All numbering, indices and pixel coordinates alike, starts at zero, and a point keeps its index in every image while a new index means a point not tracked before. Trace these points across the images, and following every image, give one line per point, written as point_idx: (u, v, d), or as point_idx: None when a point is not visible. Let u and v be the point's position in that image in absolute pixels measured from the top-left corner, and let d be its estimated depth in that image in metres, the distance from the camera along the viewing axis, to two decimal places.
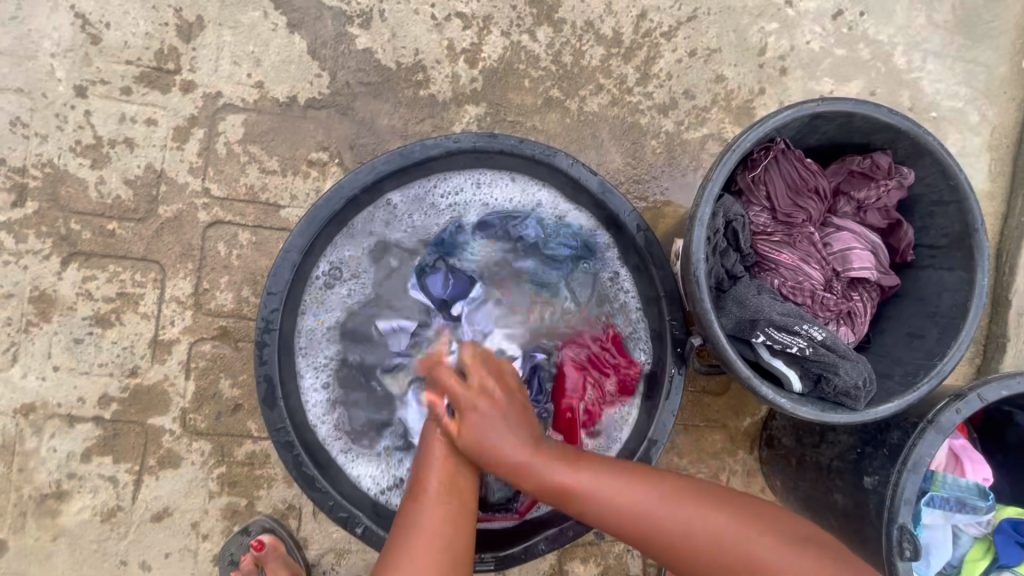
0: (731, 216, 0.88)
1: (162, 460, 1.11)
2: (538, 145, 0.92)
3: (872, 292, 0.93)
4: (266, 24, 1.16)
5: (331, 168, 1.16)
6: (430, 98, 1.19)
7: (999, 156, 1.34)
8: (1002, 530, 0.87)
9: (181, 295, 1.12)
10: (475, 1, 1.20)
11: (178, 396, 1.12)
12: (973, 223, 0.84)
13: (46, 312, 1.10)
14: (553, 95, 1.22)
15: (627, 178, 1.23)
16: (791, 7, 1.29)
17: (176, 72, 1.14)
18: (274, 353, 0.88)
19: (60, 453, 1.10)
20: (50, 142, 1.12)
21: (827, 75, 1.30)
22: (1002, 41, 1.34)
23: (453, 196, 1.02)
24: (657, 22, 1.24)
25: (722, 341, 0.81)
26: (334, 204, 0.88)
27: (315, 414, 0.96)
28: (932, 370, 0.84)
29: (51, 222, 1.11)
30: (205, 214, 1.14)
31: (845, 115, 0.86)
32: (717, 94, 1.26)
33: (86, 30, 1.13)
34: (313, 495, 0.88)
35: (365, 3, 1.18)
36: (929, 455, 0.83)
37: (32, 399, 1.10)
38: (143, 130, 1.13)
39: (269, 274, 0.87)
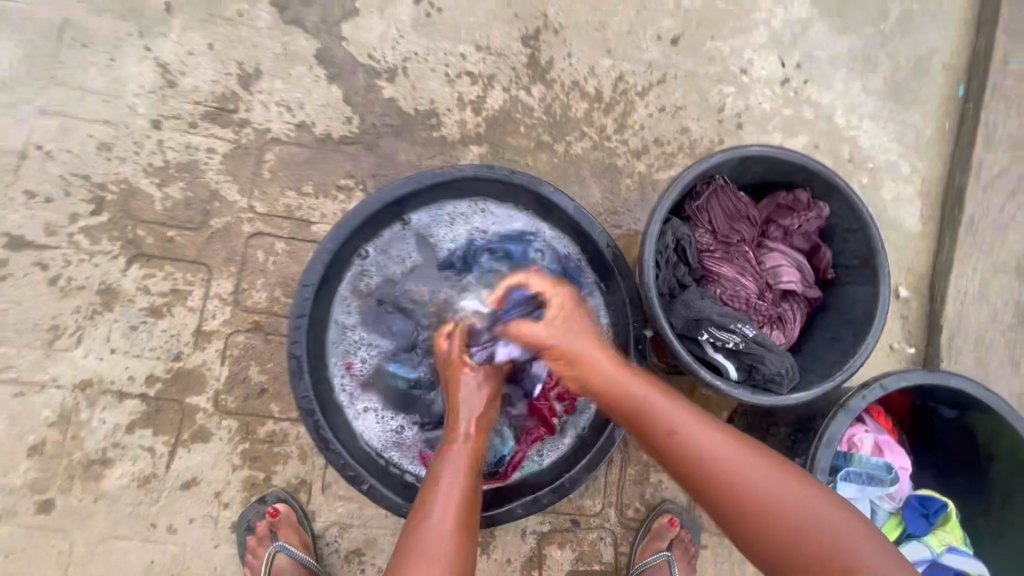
0: (679, 235, 1.08)
1: (195, 435, 1.28)
2: (527, 176, 1.13)
3: (800, 303, 1.13)
4: (310, 76, 1.42)
5: (356, 192, 1.39)
6: (441, 138, 1.43)
7: (928, 203, 1.57)
8: (910, 505, 1.03)
9: (223, 293, 1.33)
10: (482, 63, 1.47)
11: (214, 379, 1.30)
12: (874, 246, 1.04)
13: (110, 303, 1.30)
14: (544, 139, 1.46)
15: (606, 210, 1.45)
16: (745, 74, 1.55)
17: (235, 112, 1.39)
18: (303, 335, 1.06)
19: (108, 424, 1.27)
20: (128, 164, 1.35)
21: (776, 130, 1.54)
22: (927, 107, 1.60)
23: (456, 217, 1.23)
24: (633, 84, 1.50)
25: (668, 334, 1.00)
26: (362, 216, 1.10)
27: (339, 385, 1.16)
28: (845, 366, 1.01)
29: (121, 228, 1.33)
30: (249, 226, 1.36)
31: (768, 159, 1.07)
32: (683, 143, 1.50)
33: (165, 76, 1.39)
34: (329, 454, 1.05)
35: (392, 61, 1.44)
36: (840, 434, 0.99)
37: (89, 376, 1.28)
38: (204, 156, 1.37)
39: (305, 269, 1.07)
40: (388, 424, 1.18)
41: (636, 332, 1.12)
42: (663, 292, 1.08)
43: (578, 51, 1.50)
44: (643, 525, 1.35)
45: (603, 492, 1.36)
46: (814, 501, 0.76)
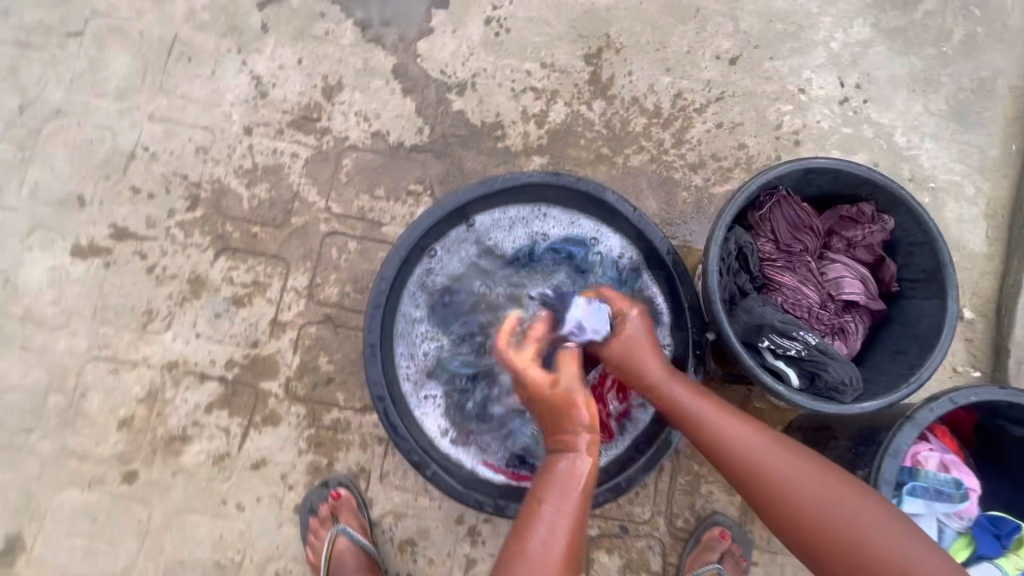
0: (741, 242, 1.11)
1: (266, 418, 1.36)
2: (591, 184, 1.20)
3: (862, 315, 1.13)
4: (387, 89, 1.53)
5: (424, 197, 1.48)
6: (505, 149, 1.51)
7: (995, 225, 1.54)
8: (980, 525, 1.00)
9: (298, 286, 1.42)
10: (547, 79, 1.55)
11: (286, 367, 1.38)
12: (943, 259, 1.04)
13: (198, 291, 1.42)
14: (603, 152, 1.52)
15: (661, 221, 1.49)
16: (803, 93, 1.58)
17: (317, 120, 1.51)
18: (378, 325, 1.14)
19: (190, 403, 1.37)
20: (221, 165, 1.48)
21: (835, 147, 1.56)
22: (993, 128, 1.58)
23: (519, 221, 1.29)
24: (691, 100, 1.55)
25: (731, 338, 1.02)
26: (436, 217, 1.19)
27: (404, 374, 1.22)
28: (913, 378, 1.01)
29: (212, 223, 1.45)
30: (325, 225, 1.46)
31: (833, 171, 1.09)
32: (740, 158, 1.53)
33: (258, 87, 1.53)
34: (396, 440, 1.12)
35: (462, 76, 1.54)
36: (907, 445, 0.99)
37: (175, 357, 1.39)
38: (288, 160, 1.49)
39: (382, 264, 1.16)
40: (447, 415, 1.22)
41: (695, 339, 1.16)
42: (724, 298, 1.10)
43: (638, 69, 1.56)
44: (693, 536, 1.34)
45: (652, 500, 1.37)
46: (843, 512, 0.85)
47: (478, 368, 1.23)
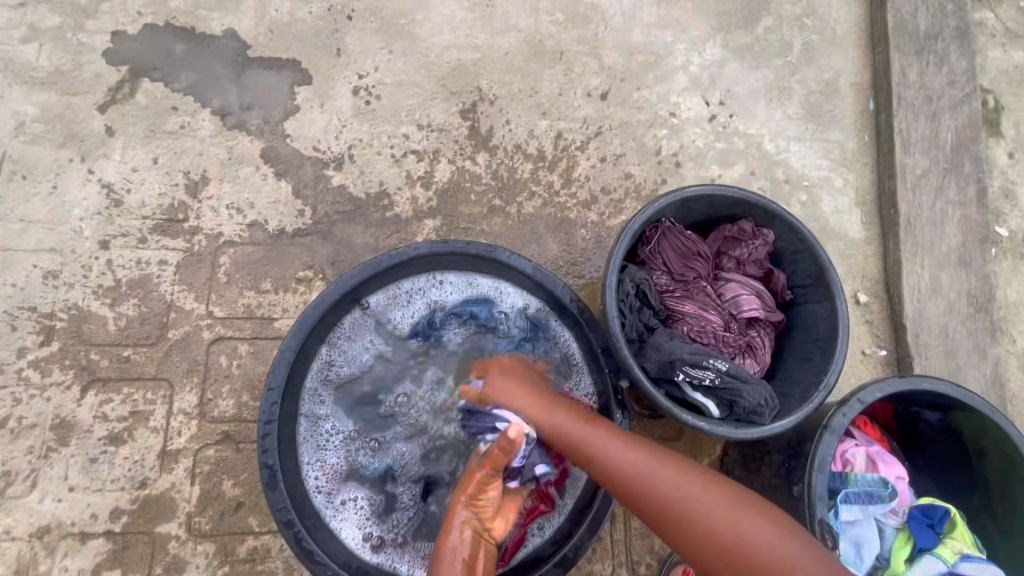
0: (637, 280, 1.10)
1: (168, 567, 1.19)
2: (481, 245, 1.15)
3: (766, 328, 1.15)
4: (257, 175, 1.44)
5: (316, 282, 1.39)
6: (395, 217, 1.46)
7: (866, 211, 1.65)
8: (913, 517, 1.02)
9: (187, 407, 1.27)
10: (426, 140, 1.52)
11: (184, 502, 1.22)
12: (824, 264, 1.08)
13: (65, 437, 1.23)
14: (496, 204, 1.50)
15: (565, 263, 1.48)
16: (675, 117, 1.64)
17: (184, 221, 1.39)
18: (274, 442, 1.03)
19: (72, 571, 1.17)
20: (76, 288, 1.32)
21: (714, 163, 1.62)
22: (845, 124, 1.71)
23: (415, 292, 1.21)
24: (572, 139, 1.57)
25: (644, 382, 1.00)
26: (321, 309, 1.09)
27: (314, 485, 1.09)
28: (821, 385, 1.03)
29: (74, 355, 1.28)
30: (208, 332, 1.32)
31: (708, 196, 1.11)
32: (629, 188, 1.56)
33: (110, 195, 1.39)
34: (314, 568, 1.01)
35: (338, 150, 1.48)
36: (829, 455, 0.99)
37: (47, 521, 1.19)
38: (156, 269, 1.35)
39: (268, 372, 1.05)
40: (369, 521, 1.10)
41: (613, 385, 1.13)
42: (632, 338, 1.08)
43: (516, 117, 1.57)
44: None
45: (611, 553, 1.31)
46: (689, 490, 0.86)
47: (398, 459, 1.14)
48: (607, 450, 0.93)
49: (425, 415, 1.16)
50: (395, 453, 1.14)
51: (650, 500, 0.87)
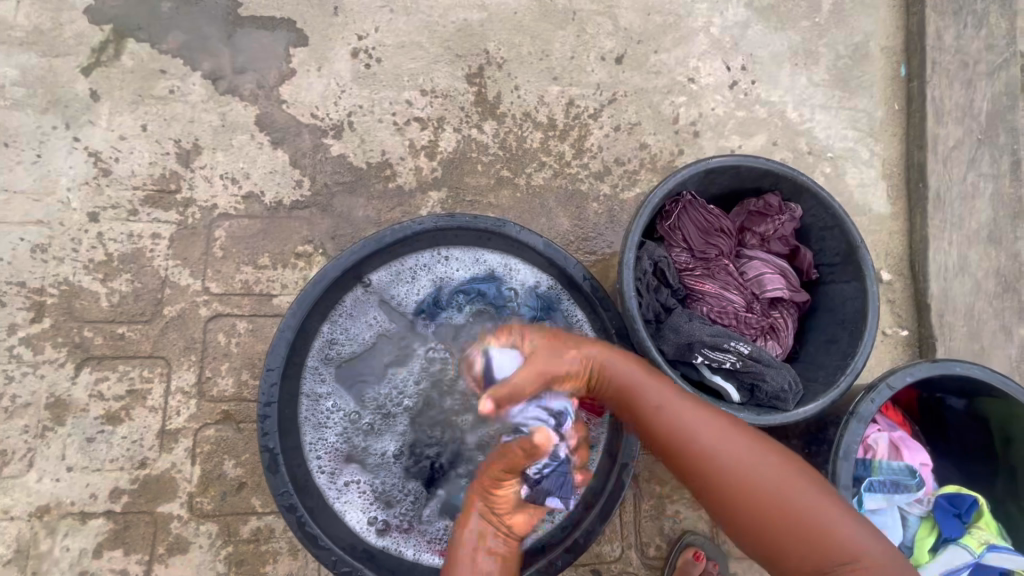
0: (655, 258, 1.04)
1: (171, 547, 1.17)
2: (490, 219, 1.08)
3: (789, 309, 1.09)
4: (253, 143, 1.36)
5: (317, 257, 1.33)
6: (397, 188, 1.38)
7: (893, 184, 1.57)
8: (940, 506, 0.98)
9: (185, 386, 1.23)
10: (430, 107, 1.43)
11: (185, 482, 1.19)
12: (855, 242, 1.01)
13: (61, 416, 1.20)
14: (503, 175, 1.42)
15: (576, 238, 1.42)
16: (694, 83, 1.54)
17: (177, 192, 1.32)
18: (275, 424, 0.99)
19: (73, 551, 1.16)
20: (66, 263, 1.27)
21: (733, 133, 1.54)
22: (875, 91, 1.61)
23: (420, 269, 1.15)
24: (584, 107, 1.48)
25: (663, 366, 0.95)
26: (321, 286, 1.03)
27: (316, 466, 1.06)
28: (847, 369, 0.97)
29: (66, 332, 1.23)
30: (205, 309, 1.27)
31: (733, 168, 1.03)
32: (644, 159, 1.48)
33: (98, 165, 1.32)
34: (319, 553, 0.96)
35: (337, 117, 1.40)
36: (856, 443, 0.94)
37: (46, 500, 1.17)
38: (149, 243, 1.29)
39: (267, 353, 0.99)
40: (374, 504, 1.07)
41: None
42: (650, 319, 1.03)
43: (525, 82, 1.47)
44: (668, 562, 1.27)
45: (620, 534, 1.28)
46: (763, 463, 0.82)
47: (404, 441, 1.10)
48: (678, 414, 0.87)
49: (430, 396, 1.12)
50: (401, 435, 1.10)
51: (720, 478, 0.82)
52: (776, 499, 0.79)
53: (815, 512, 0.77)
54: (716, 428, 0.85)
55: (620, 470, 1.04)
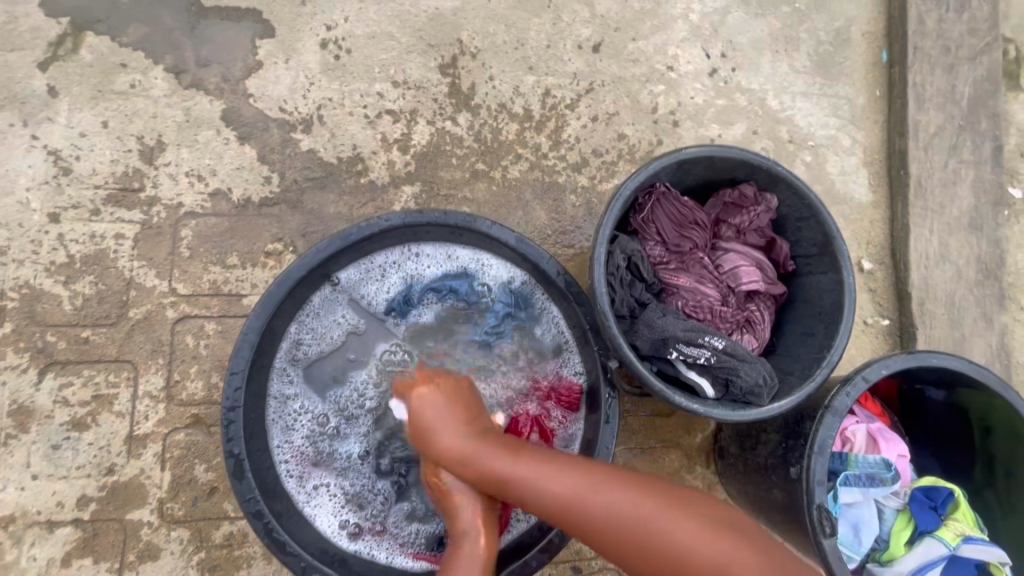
0: (629, 252, 1.02)
1: (142, 554, 1.15)
2: (461, 214, 1.05)
3: (766, 302, 1.08)
4: (219, 139, 1.32)
5: (287, 256, 1.29)
6: (370, 183, 1.35)
7: (875, 172, 1.55)
8: (915, 498, 0.97)
9: (153, 390, 1.20)
10: (402, 99, 1.39)
11: (155, 488, 1.17)
12: (831, 232, 0.99)
13: (24, 423, 1.17)
14: (479, 168, 1.39)
15: (554, 231, 1.39)
16: (672, 71, 1.51)
17: (141, 190, 1.28)
18: (240, 429, 0.96)
19: (40, 560, 1.13)
20: (26, 266, 1.23)
21: (713, 122, 1.51)
22: (856, 77, 1.59)
23: (390, 266, 1.12)
24: (561, 97, 1.45)
25: (636, 362, 0.93)
26: (286, 285, 0.99)
27: (285, 471, 1.04)
28: (823, 363, 0.96)
29: (29, 337, 1.20)
30: (173, 311, 1.24)
31: (707, 158, 1.01)
32: (622, 149, 1.45)
33: (58, 163, 1.28)
34: (286, 559, 0.94)
35: (306, 111, 1.36)
36: (831, 437, 0.94)
37: (11, 510, 1.14)
38: (112, 243, 1.25)
39: (230, 356, 0.96)
40: (344, 507, 1.05)
41: (602, 365, 1.04)
42: (623, 315, 1.01)
43: (499, 72, 1.44)
44: None
45: None
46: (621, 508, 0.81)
47: (376, 442, 1.08)
48: (538, 480, 0.86)
49: None
50: (372, 437, 1.08)
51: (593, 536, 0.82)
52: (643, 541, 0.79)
53: (684, 549, 0.77)
54: (579, 486, 0.84)
55: None
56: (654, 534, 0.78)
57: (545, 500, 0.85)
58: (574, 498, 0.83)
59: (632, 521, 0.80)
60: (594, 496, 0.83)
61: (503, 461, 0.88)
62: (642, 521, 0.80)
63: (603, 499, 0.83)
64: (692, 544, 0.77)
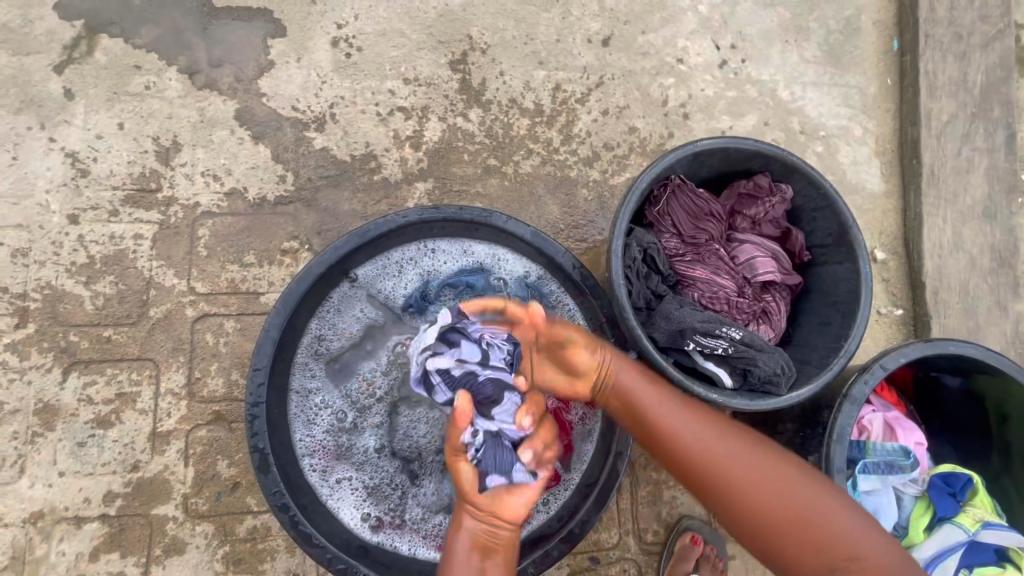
0: (645, 245, 1.02)
1: (168, 548, 1.17)
2: (477, 209, 1.06)
3: (782, 292, 1.08)
4: (233, 139, 1.34)
5: (303, 253, 1.31)
6: (383, 180, 1.36)
7: (887, 162, 1.55)
8: (934, 485, 0.98)
9: (175, 387, 1.22)
10: (413, 96, 1.40)
11: (179, 483, 1.19)
12: (847, 222, 0.99)
13: (50, 421, 1.19)
14: (491, 163, 1.40)
15: (567, 225, 1.40)
16: (682, 63, 1.51)
17: (158, 191, 1.30)
18: (264, 425, 0.97)
19: (69, 555, 1.16)
20: (48, 267, 1.24)
21: (724, 113, 1.51)
22: (867, 66, 1.58)
23: (407, 262, 1.13)
24: (571, 91, 1.45)
25: (653, 354, 0.94)
26: (306, 282, 1.01)
27: (308, 465, 1.05)
28: (841, 352, 0.96)
29: (52, 337, 1.22)
30: (192, 309, 1.26)
31: (722, 150, 1.01)
32: (633, 143, 1.45)
33: (76, 165, 1.29)
34: (313, 551, 0.96)
35: (318, 109, 1.37)
36: (849, 426, 0.94)
37: (39, 506, 1.17)
38: (131, 244, 1.27)
39: (253, 352, 0.98)
40: (366, 499, 1.06)
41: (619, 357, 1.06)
42: (640, 307, 1.01)
43: (510, 67, 1.44)
44: (666, 548, 1.27)
45: (618, 521, 1.28)
46: (757, 464, 0.86)
47: (396, 435, 1.10)
48: (671, 421, 0.90)
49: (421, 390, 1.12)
50: (393, 430, 1.10)
51: (713, 485, 0.86)
52: (773, 501, 0.83)
53: (804, 509, 0.81)
54: (711, 439, 0.88)
55: (615, 459, 1.04)
56: (790, 497, 0.82)
57: (678, 443, 0.90)
58: (706, 445, 0.88)
59: (762, 478, 0.84)
60: (737, 447, 0.87)
61: (643, 391, 0.93)
62: (791, 487, 0.83)
63: (738, 453, 0.87)
64: (825, 509, 0.81)
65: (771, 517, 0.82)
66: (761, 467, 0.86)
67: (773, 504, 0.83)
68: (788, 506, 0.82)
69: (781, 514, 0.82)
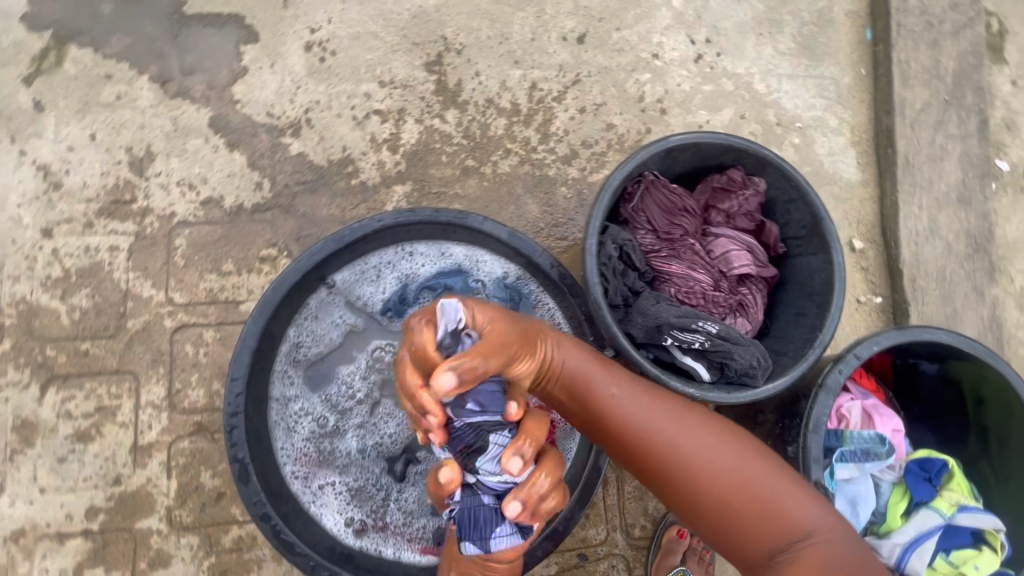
0: (620, 241, 1.03)
1: (153, 561, 1.16)
2: (452, 211, 1.06)
3: (758, 285, 1.09)
4: (207, 147, 1.32)
5: (282, 260, 1.30)
6: (361, 184, 1.35)
7: (863, 151, 1.56)
8: (910, 471, 0.99)
9: (155, 399, 1.21)
10: (389, 99, 1.39)
11: (163, 496, 1.18)
12: (819, 213, 1.00)
13: (29, 438, 1.18)
14: (469, 164, 1.40)
15: (547, 224, 1.40)
16: (658, 59, 1.52)
17: (132, 201, 1.29)
18: (243, 435, 0.97)
19: (52, 572, 1.15)
20: (23, 282, 1.23)
21: (701, 108, 1.51)
22: (841, 56, 1.59)
23: (384, 267, 1.13)
24: (547, 90, 1.45)
25: (630, 349, 0.93)
26: (282, 290, 1.01)
27: (290, 473, 1.05)
28: (815, 343, 0.97)
29: (28, 352, 1.21)
30: (170, 320, 1.25)
31: (693, 145, 1.02)
32: (610, 140, 1.45)
33: (48, 178, 1.28)
34: (296, 559, 0.96)
35: (293, 115, 1.36)
36: (825, 415, 0.95)
37: (20, 524, 1.15)
38: (107, 256, 1.26)
39: (229, 361, 0.97)
40: (350, 505, 1.06)
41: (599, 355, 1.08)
42: (617, 303, 1.02)
43: (485, 68, 1.44)
44: (653, 542, 1.28)
45: (605, 517, 1.29)
46: (721, 451, 0.84)
47: (378, 439, 1.09)
48: (632, 411, 0.87)
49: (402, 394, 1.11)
50: (375, 434, 1.09)
51: (672, 470, 0.85)
52: (731, 484, 0.83)
53: (762, 490, 0.82)
54: (673, 426, 0.86)
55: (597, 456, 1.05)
56: (748, 480, 0.83)
57: (635, 430, 0.86)
58: (667, 432, 0.86)
59: (723, 465, 0.83)
60: (702, 436, 0.85)
61: (602, 380, 0.89)
62: (754, 471, 0.84)
63: (698, 443, 0.85)
64: (779, 492, 0.82)
65: (737, 500, 0.82)
66: (725, 454, 0.84)
67: (731, 486, 0.83)
68: (747, 492, 0.82)
69: (737, 498, 0.82)
